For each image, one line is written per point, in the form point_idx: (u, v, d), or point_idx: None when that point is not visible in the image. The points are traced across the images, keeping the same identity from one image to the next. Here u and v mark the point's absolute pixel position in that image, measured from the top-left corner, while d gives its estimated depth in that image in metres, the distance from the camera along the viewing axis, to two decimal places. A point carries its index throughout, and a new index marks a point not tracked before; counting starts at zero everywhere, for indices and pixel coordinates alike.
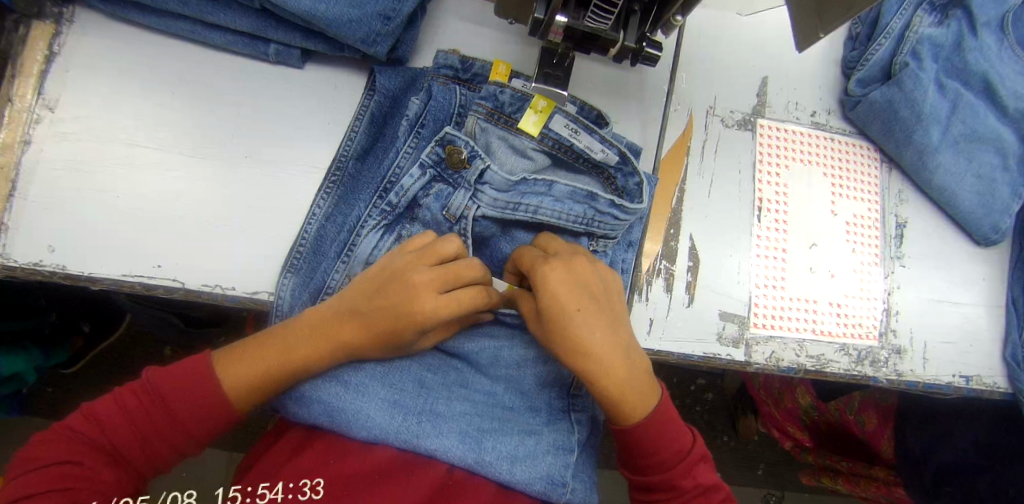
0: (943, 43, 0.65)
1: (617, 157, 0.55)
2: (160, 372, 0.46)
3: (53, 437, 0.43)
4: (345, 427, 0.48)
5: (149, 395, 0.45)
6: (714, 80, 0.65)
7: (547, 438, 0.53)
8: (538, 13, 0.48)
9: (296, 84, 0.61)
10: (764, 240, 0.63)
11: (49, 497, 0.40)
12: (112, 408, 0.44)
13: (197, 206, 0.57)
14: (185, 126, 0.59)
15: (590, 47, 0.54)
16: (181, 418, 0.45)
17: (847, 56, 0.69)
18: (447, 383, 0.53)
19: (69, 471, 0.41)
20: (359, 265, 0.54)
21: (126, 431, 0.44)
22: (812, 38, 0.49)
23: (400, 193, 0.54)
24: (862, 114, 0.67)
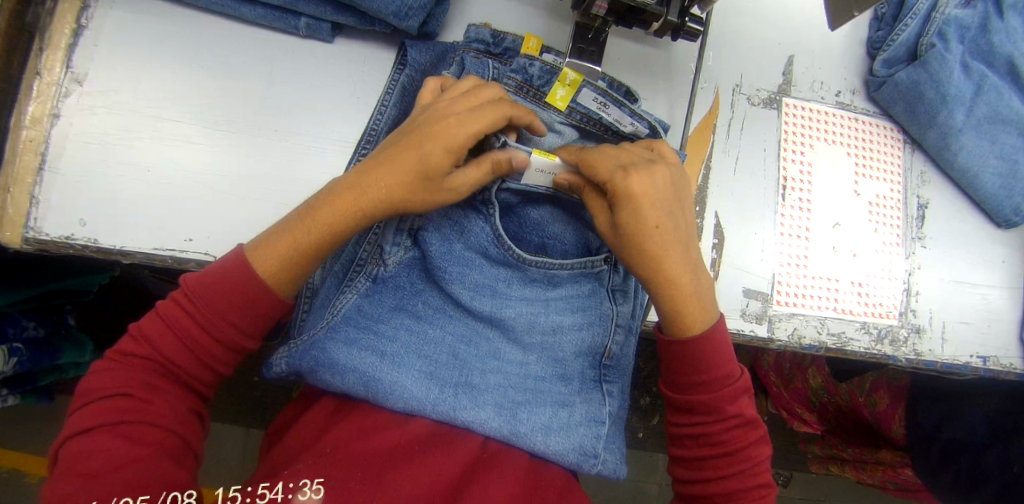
0: (970, 25, 0.65)
1: (647, 129, 0.56)
2: (196, 278, 0.46)
3: (110, 366, 0.45)
4: (381, 397, 0.49)
5: (189, 302, 0.46)
6: (740, 58, 0.65)
7: (580, 410, 0.54)
8: None
9: (324, 58, 0.61)
10: (788, 219, 0.63)
11: (104, 430, 0.42)
12: (159, 330, 0.46)
13: (226, 180, 0.58)
14: (214, 101, 0.59)
15: (634, 21, 0.54)
16: (223, 323, 0.46)
17: (872, 37, 0.68)
18: (481, 354, 0.54)
19: (123, 404, 0.43)
20: (391, 236, 0.54)
21: (175, 352, 0.45)
22: (847, 15, 0.51)
23: None
24: (887, 94, 0.67)
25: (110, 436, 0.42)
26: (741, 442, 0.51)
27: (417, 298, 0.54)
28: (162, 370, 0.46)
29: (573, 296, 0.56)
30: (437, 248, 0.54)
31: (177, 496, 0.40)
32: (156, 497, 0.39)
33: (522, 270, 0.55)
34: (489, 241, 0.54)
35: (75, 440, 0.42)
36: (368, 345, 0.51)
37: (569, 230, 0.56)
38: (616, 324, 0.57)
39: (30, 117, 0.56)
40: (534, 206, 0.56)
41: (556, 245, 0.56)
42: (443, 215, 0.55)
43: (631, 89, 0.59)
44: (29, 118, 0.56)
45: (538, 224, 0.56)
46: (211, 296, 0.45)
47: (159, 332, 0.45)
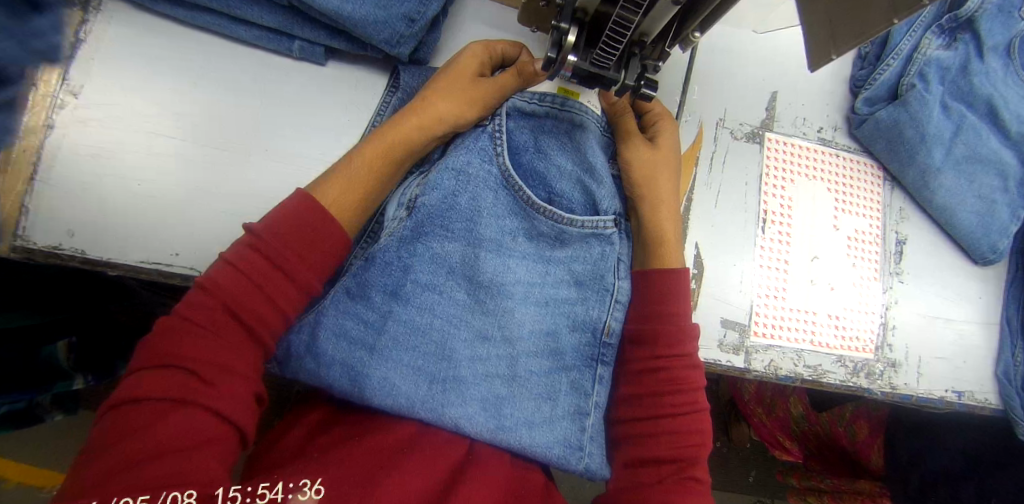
0: (950, 66, 0.67)
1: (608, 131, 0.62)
2: (267, 226, 0.47)
3: (181, 329, 0.45)
4: (367, 393, 0.51)
5: (264, 257, 0.47)
6: (726, 93, 0.67)
7: (563, 404, 0.58)
8: (556, 38, 0.52)
9: (317, 80, 0.62)
10: (767, 251, 0.64)
11: (162, 406, 0.42)
12: (235, 282, 0.46)
13: (214, 196, 0.59)
14: (209, 119, 0.60)
15: (607, 68, 0.56)
16: (284, 274, 0.47)
17: (856, 75, 0.70)
18: (469, 343, 0.55)
19: (185, 380, 0.43)
20: (392, 211, 0.56)
21: (254, 310, 0.46)
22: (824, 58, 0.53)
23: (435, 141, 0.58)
24: (868, 133, 0.68)
25: (171, 411, 0.42)
26: (689, 384, 0.57)
27: (407, 276, 0.54)
28: (232, 339, 0.46)
29: (578, 260, 0.58)
30: (438, 190, 0.54)
31: (176, 496, 0.38)
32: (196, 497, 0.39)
33: (530, 225, 0.57)
34: (494, 185, 0.55)
35: (125, 410, 0.42)
36: (359, 337, 0.52)
37: (577, 189, 0.58)
38: (615, 301, 0.59)
39: (25, 128, 0.56)
40: (543, 157, 0.57)
41: (563, 201, 0.57)
42: (448, 179, 0.54)
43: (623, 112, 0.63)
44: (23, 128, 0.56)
45: (544, 175, 0.57)
46: (281, 251, 0.47)
47: (236, 296, 0.46)
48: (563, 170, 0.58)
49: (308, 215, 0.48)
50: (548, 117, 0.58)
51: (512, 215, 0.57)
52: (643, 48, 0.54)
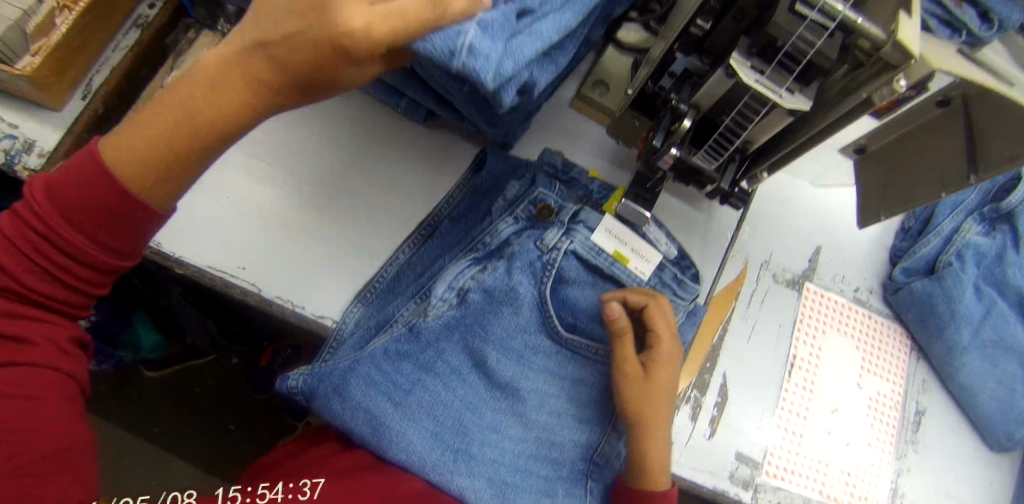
0: (986, 253, 0.72)
1: (677, 252, 0.62)
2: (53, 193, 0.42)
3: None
4: (384, 445, 0.53)
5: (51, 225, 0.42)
6: (773, 239, 0.72)
7: (561, 501, 0.58)
8: (656, 140, 0.53)
9: (412, 139, 0.67)
10: (790, 395, 0.67)
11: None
12: (14, 253, 0.41)
13: (283, 222, 0.62)
14: (308, 158, 0.65)
15: (689, 180, 0.60)
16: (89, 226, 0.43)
17: (897, 245, 0.75)
18: (483, 425, 0.57)
19: (18, 350, 0.42)
20: (441, 290, 0.58)
21: (37, 274, 0.42)
22: (872, 218, 0.63)
23: (494, 236, 0.60)
24: (901, 300, 0.72)
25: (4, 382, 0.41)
26: None
27: (438, 355, 0.58)
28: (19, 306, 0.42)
29: (586, 382, 0.60)
30: (480, 279, 0.58)
31: (178, 494, 0.49)
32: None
33: (557, 346, 0.59)
34: (532, 305, 0.57)
35: None
36: (384, 392, 0.55)
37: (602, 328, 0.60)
38: (613, 428, 0.61)
39: None
40: (580, 288, 0.59)
41: (586, 332, 0.60)
42: (501, 278, 0.57)
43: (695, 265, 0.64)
44: None
45: (574, 307, 0.59)
46: (82, 223, 0.42)
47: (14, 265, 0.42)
48: (591, 294, 0.59)
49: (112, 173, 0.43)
50: (601, 273, 0.59)
51: (539, 332, 0.58)
52: (731, 163, 0.57)
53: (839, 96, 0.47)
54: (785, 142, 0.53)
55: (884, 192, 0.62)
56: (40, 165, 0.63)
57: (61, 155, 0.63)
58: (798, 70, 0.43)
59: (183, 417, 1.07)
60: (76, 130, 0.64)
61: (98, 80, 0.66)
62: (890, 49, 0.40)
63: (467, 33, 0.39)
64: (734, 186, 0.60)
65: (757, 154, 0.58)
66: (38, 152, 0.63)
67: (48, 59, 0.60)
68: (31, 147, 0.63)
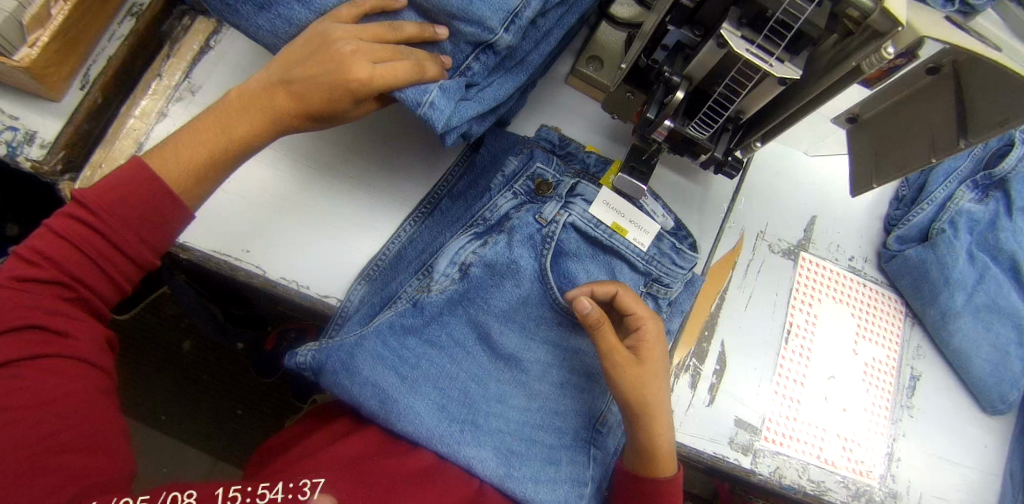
0: (980, 220, 0.73)
1: (673, 223, 0.63)
2: (94, 196, 0.47)
3: (4, 294, 0.45)
4: (393, 418, 0.54)
5: (94, 224, 0.47)
6: (768, 210, 0.73)
7: (567, 469, 0.58)
8: (649, 113, 0.54)
9: (409, 118, 0.68)
10: (788, 362, 0.68)
11: (41, 364, 0.45)
12: (59, 249, 0.46)
13: (284, 204, 0.63)
14: (306, 139, 0.65)
15: (684, 151, 0.61)
16: (128, 224, 0.48)
17: (891, 214, 0.76)
18: (488, 396, 0.59)
19: (51, 340, 0.46)
20: (443, 266, 0.60)
21: (77, 269, 0.47)
22: (864, 186, 0.64)
23: (494, 211, 0.60)
24: (896, 268, 0.73)
25: (39, 369, 0.44)
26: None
27: (443, 329, 0.60)
28: (57, 302, 0.47)
29: (586, 352, 0.62)
30: (483, 253, 0.60)
31: (176, 496, 0.44)
32: (156, 498, 0.43)
33: (557, 318, 0.61)
34: (532, 277, 0.60)
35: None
36: (391, 366, 0.56)
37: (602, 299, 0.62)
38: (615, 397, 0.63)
39: (143, 110, 0.66)
40: (578, 261, 0.61)
41: None
42: (502, 252, 0.59)
43: (693, 237, 0.64)
44: (140, 110, 0.66)
45: (574, 278, 0.61)
46: (123, 222, 0.48)
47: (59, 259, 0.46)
48: (588, 268, 0.61)
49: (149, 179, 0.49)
50: (600, 245, 0.61)
51: (541, 304, 0.61)
52: (723, 133, 0.59)
53: (830, 64, 0.48)
54: (779, 111, 0.54)
55: (875, 160, 0.63)
56: (42, 156, 0.64)
57: (62, 146, 0.64)
58: (790, 36, 0.44)
59: (190, 404, 1.09)
60: (76, 120, 0.65)
61: (95, 71, 0.67)
62: (879, 19, 0.42)
63: (432, 93, 0.52)
64: (727, 156, 0.61)
65: (750, 124, 0.58)
66: (40, 144, 0.65)
67: (46, 51, 0.61)
68: (33, 139, 0.65)
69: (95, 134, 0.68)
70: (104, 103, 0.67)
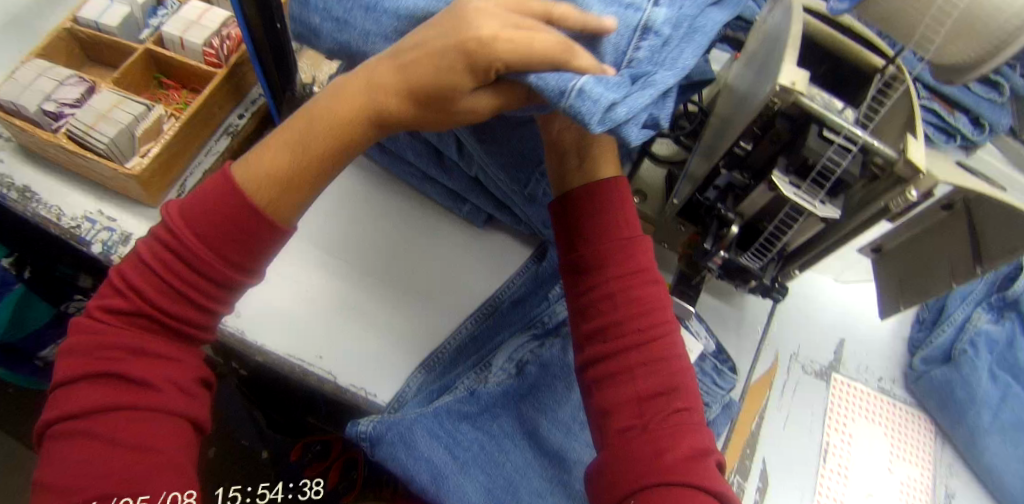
0: (998, 339, 0.76)
1: (715, 348, 0.68)
2: (179, 216, 0.49)
3: (103, 328, 0.48)
4: (442, 496, 0.56)
5: (180, 248, 0.49)
6: (800, 333, 0.79)
7: None
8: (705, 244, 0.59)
9: (473, 236, 0.75)
10: (827, 480, 0.70)
11: (121, 413, 0.46)
12: (146, 277, 0.49)
13: (356, 313, 0.68)
14: (379, 253, 0.72)
15: (735, 277, 0.65)
16: (210, 242, 0.49)
17: (913, 335, 0.82)
18: (532, 490, 0.59)
19: (135, 385, 0.47)
20: (500, 361, 0.66)
21: (168, 294, 0.49)
22: (893, 307, 0.69)
23: (552, 317, 0.68)
24: (923, 388, 0.77)
25: (119, 415, 0.46)
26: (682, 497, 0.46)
27: (494, 420, 0.63)
28: (154, 333, 0.50)
29: None
30: (537, 355, 0.65)
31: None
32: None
33: None
34: None
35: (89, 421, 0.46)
36: (445, 446, 0.60)
37: None
38: None
39: None
40: None
41: None
42: (557, 355, 0.65)
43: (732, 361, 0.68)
44: None
45: None
46: (206, 244, 0.49)
47: (157, 286, 0.49)
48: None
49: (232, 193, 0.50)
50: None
51: None
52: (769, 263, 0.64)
53: (862, 202, 0.53)
54: (820, 243, 0.58)
55: (903, 284, 0.67)
56: None
57: None
58: (829, 184, 0.50)
59: None
60: None
61: (191, 181, 0.75)
62: (901, 165, 0.47)
63: (581, 78, 0.43)
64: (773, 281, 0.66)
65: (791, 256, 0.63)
66: None
67: (154, 164, 0.70)
68: (128, 240, 0.72)
69: None
70: None
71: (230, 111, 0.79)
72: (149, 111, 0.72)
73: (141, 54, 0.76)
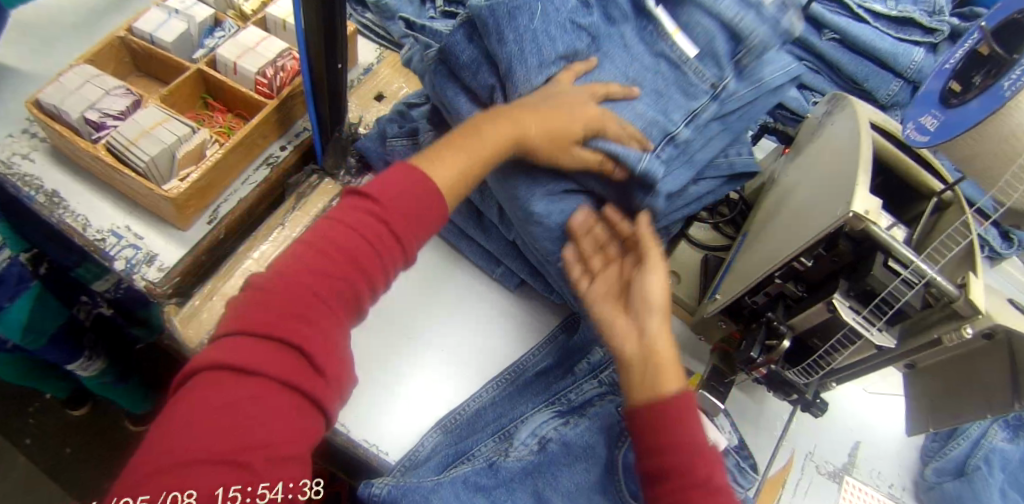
0: (1012, 458, 0.75)
1: (738, 442, 0.65)
2: (377, 186, 0.51)
3: (291, 289, 0.45)
4: None
5: (381, 214, 0.49)
6: (816, 433, 0.78)
7: None
8: (754, 352, 0.57)
9: (503, 298, 0.74)
10: None
11: (281, 396, 0.42)
12: (341, 236, 0.48)
13: (378, 364, 0.66)
14: (410, 303, 0.71)
15: (779, 388, 0.62)
16: (404, 214, 0.51)
17: (929, 445, 0.82)
18: None
19: (308, 375, 0.43)
20: (523, 435, 0.62)
21: (349, 258, 0.48)
22: (925, 427, 0.69)
23: (578, 396, 0.65)
24: (935, 499, 0.77)
25: (279, 397, 0.42)
26: None
27: (509, 496, 0.59)
28: (328, 301, 0.46)
29: None
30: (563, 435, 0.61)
31: (175, 496, 0.37)
32: None
33: None
34: (604, 467, 0.60)
35: (240, 386, 0.41)
36: None
37: None
38: None
39: (262, 253, 0.71)
40: None
41: None
42: (580, 436, 0.61)
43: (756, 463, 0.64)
44: (258, 252, 0.70)
45: None
46: (395, 217, 0.50)
47: (339, 242, 0.48)
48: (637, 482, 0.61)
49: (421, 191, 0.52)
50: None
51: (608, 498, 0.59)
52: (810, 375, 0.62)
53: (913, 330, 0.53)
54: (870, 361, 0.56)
55: (933, 407, 0.67)
56: (157, 278, 0.68)
57: (179, 272, 0.68)
58: (891, 312, 0.49)
59: None
60: (197, 251, 0.70)
61: (224, 207, 0.73)
62: (961, 303, 0.49)
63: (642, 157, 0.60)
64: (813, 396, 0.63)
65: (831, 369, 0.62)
66: (158, 266, 0.69)
67: (191, 187, 0.68)
68: (153, 260, 0.69)
69: (209, 264, 0.73)
70: (224, 237, 0.73)
71: (273, 142, 0.78)
72: (194, 134, 0.71)
73: (193, 74, 0.76)
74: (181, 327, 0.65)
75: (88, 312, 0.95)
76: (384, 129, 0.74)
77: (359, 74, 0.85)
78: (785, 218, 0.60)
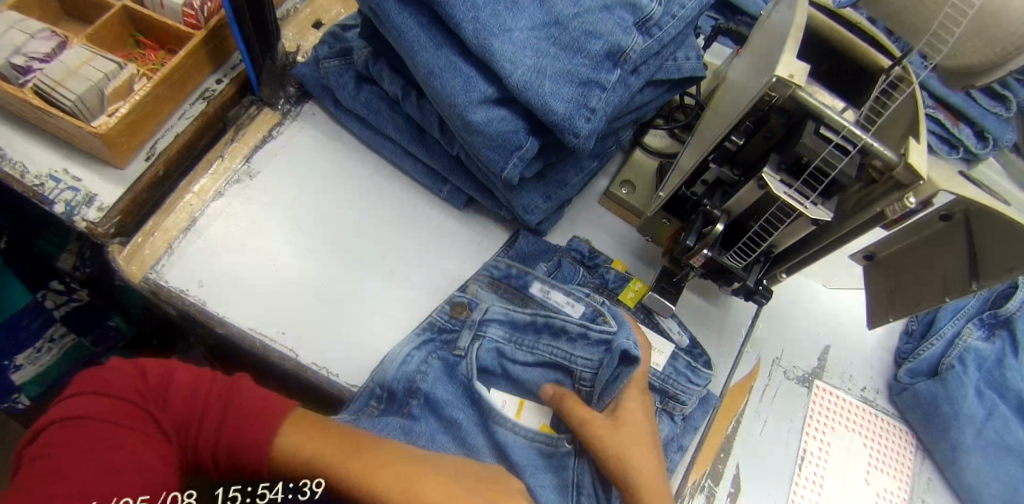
0: (987, 357, 0.74)
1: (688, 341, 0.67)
2: (248, 388, 0.50)
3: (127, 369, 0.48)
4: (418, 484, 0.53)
5: (201, 411, 0.47)
6: (784, 338, 0.77)
7: None
8: (688, 240, 0.58)
9: (452, 217, 0.73)
10: (802, 491, 0.68)
11: (96, 431, 0.43)
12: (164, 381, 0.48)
13: (324, 288, 0.66)
14: (355, 227, 0.70)
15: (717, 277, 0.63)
16: (235, 421, 0.47)
17: (901, 347, 0.78)
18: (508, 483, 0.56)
19: (125, 423, 0.44)
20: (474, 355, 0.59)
21: (200, 401, 0.48)
22: (884, 317, 0.66)
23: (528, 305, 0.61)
24: (906, 402, 0.74)
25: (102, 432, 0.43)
26: None
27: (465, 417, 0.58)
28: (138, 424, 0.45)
29: None
30: (512, 351, 0.61)
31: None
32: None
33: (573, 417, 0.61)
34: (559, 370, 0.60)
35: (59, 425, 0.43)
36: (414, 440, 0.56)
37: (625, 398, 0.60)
38: None
39: (200, 187, 0.69)
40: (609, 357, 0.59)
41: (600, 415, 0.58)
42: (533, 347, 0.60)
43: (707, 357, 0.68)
44: (198, 187, 0.69)
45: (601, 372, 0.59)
46: (218, 420, 0.47)
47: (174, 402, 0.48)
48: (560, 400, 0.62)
49: (277, 408, 0.49)
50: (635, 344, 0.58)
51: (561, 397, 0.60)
52: (756, 263, 0.61)
53: (857, 207, 0.50)
54: (811, 244, 0.56)
55: (892, 294, 0.65)
56: (97, 219, 0.67)
57: (119, 211, 0.67)
58: (823, 186, 0.48)
59: None
60: (136, 189, 0.69)
61: (161, 144, 0.72)
62: (901, 170, 0.45)
63: None
64: (759, 285, 0.63)
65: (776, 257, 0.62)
66: (98, 206, 0.68)
67: (122, 122, 0.66)
68: (92, 201, 0.68)
69: (151, 203, 0.72)
70: (163, 175, 0.72)
71: (208, 76, 0.76)
72: (121, 70, 0.68)
73: (118, 10, 0.73)
74: (124, 263, 0.63)
75: (60, 301, 0.81)
76: (317, 54, 0.74)
77: (295, 3, 0.82)
78: (727, 107, 0.58)
